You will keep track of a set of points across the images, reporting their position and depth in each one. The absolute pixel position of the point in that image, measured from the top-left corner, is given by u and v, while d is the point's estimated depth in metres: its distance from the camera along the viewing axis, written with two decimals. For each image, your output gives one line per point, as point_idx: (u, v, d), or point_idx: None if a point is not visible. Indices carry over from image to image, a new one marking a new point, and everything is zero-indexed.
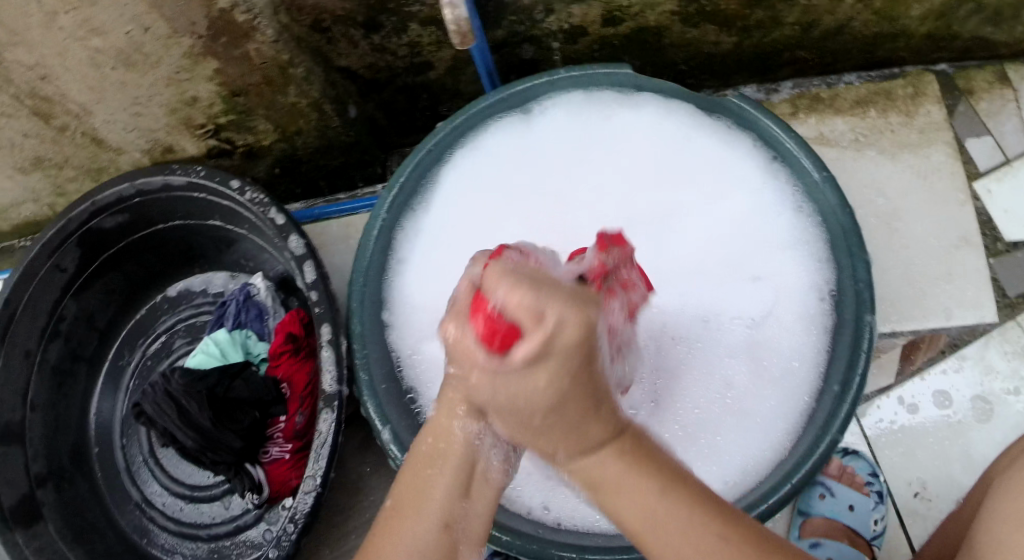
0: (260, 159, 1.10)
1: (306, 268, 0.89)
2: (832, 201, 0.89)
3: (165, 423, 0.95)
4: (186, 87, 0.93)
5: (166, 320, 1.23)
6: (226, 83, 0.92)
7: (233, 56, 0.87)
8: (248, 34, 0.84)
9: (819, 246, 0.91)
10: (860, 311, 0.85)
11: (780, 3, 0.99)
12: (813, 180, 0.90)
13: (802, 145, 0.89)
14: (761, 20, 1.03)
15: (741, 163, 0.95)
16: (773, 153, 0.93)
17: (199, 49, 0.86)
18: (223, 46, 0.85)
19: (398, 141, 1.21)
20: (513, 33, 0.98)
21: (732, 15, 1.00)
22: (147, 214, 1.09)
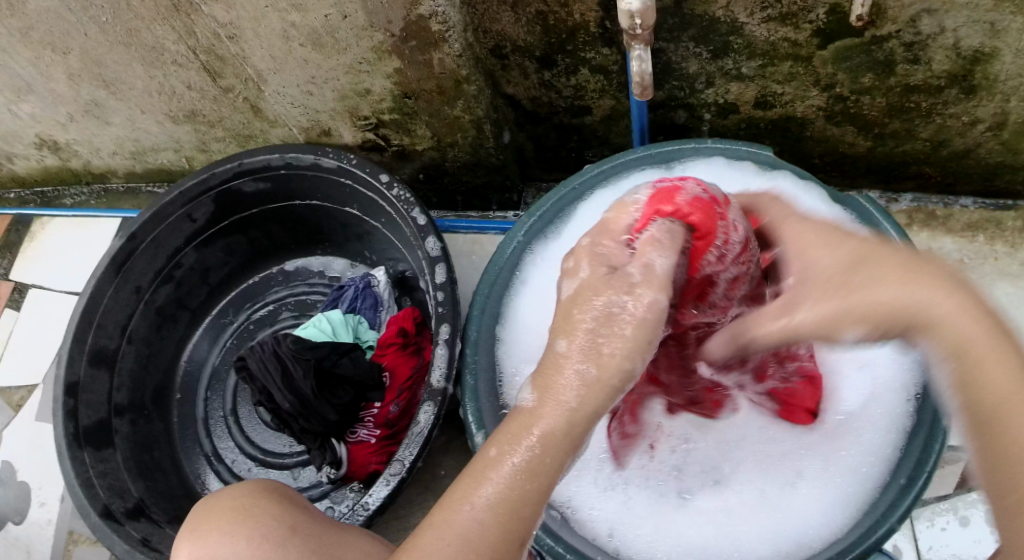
0: (410, 161, 1.17)
1: (436, 270, 0.95)
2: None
3: (265, 382, 1.02)
4: (363, 78, 1.01)
5: (278, 291, 1.28)
6: (401, 83, 1.00)
7: (416, 61, 0.96)
8: (437, 43, 0.94)
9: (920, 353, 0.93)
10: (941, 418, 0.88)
11: (919, 117, 1.08)
12: None
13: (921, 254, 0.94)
14: (898, 131, 1.12)
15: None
16: None
17: (388, 46, 0.95)
18: (411, 49, 0.95)
19: (538, 176, 1.26)
20: (672, 97, 1.10)
21: (873, 121, 1.10)
22: (291, 187, 1.15)
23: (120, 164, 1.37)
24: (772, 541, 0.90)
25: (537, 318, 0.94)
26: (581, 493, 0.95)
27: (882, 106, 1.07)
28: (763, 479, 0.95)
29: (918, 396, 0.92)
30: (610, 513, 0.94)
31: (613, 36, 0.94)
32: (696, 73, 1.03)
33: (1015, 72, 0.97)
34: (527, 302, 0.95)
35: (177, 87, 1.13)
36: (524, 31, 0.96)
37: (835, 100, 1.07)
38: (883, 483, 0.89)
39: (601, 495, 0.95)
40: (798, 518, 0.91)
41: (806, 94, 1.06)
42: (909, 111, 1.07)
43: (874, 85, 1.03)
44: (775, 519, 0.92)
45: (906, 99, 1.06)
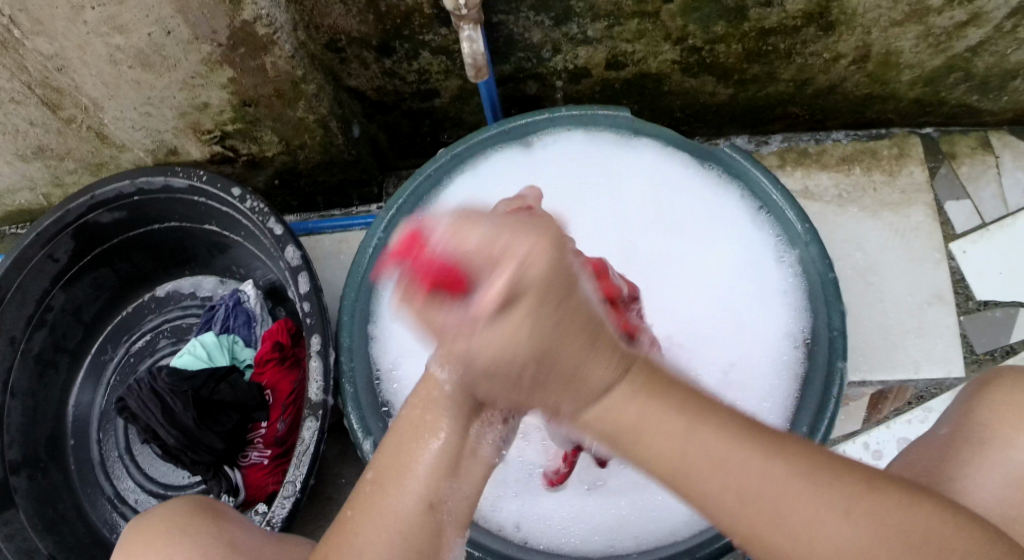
0: (262, 169, 1.15)
1: (300, 279, 0.94)
2: (811, 250, 0.93)
3: (147, 420, 0.96)
4: (200, 92, 0.97)
5: (153, 319, 1.24)
6: (239, 92, 0.97)
7: (250, 67, 0.92)
8: (267, 47, 0.89)
9: (800, 295, 0.93)
10: (833, 358, 0.88)
11: (779, 60, 1.08)
12: (797, 232, 0.94)
13: (788, 197, 0.94)
14: (758, 75, 1.12)
15: (729, 217, 1.00)
16: (760, 203, 0.98)
17: (218, 57, 0.90)
18: (242, 57, 0.90)
19: (396, 165, 1.27)
20: (520, 69, 1.11)
21: (730, 68, 1.10)
22: (145, 210, 1.13)
23: None
24: (684, 510, 0.88)
25: None
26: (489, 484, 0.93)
27: (739, 53, 1.07)
28: None
29: (805, 338, 0.91)
30: (518, 504, 0.92)
31: (448, 17, 0.91)
32: (541, 41, 1.04)
33: (873, 5, 0.97)
34: None
35: (18, 125, 1.07)
36: (357, 22, 0.93)
37: (688, 53, 1.06)
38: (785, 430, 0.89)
39: (506, 484, 0.93)
40: None
41: (657, 49, 1.05)
42: (764, 55, 1.07)
43: (727, 32, 1.02)
44: None
45: (764, 43, 1.04)
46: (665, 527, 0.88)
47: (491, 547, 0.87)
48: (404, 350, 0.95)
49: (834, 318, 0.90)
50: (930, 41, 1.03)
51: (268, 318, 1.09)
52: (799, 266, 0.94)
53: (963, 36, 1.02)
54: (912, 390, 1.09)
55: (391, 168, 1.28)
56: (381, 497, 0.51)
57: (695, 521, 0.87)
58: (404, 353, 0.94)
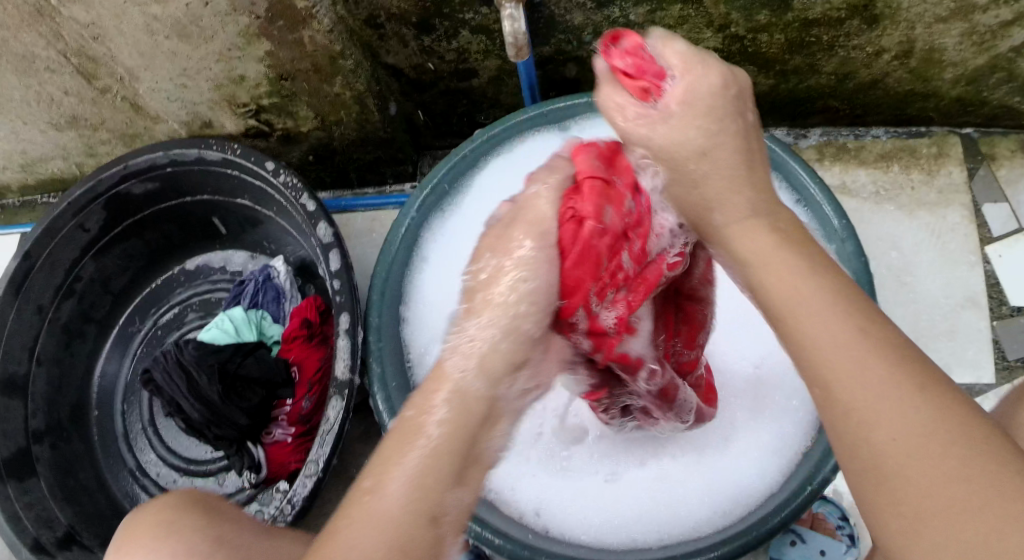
0: (296, 144, 1.15)
1: (329, 256, 0.94)
2: (849, 244, 0.92)
3: (172, 392, 0.96)
4: (235, 65, 0.97)
5: (181, 293, 1.24)
6: (276, 65, 0.97)
7: (287, 41, 0.92)
8: (305, 21, 0.89)
9: None
10: None
11: (821, 51, 1.06)
12: (834, 227, 0.94)
13: (828, 193, 0.94)
14: (799, 66, 1.10)
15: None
16: (797, 197, 0.98)
17: (255, 29, 0.90)
18: (279, 30, 0.90)
19: (430, 144, 1.27)
20: (559, 52, 1.11)
21: (772, 59, 1.09)
22: (179, 182, 1.13)
23: (12, 178, 1.32)
24: (710, 507, 0.87)
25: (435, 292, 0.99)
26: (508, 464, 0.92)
27: (781, 43, 1.05)
28: (702, 442, 0.93)
29: None
30: (541, 492, 0.91)
31: None
32: (581, 24, 1.04)
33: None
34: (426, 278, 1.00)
35: (55, 93, 1.07)
36: None
37: (730, 41, 1.06)
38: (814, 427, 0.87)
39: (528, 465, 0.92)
40: (733, 471, 0.89)
41: (699, 36, 1.05)
42: (807, 46, 1.06)
43: (770, 22, 1.01)
44: (714, 474, 0.90)
45: (806, 34, 1.03)
46: (690, 523, 0.86)
47: (511, 535, 0.83)
48: (427, 329, 0.98)
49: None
50: (974, 39, 1.01)
51: (297, 294, 1.09)
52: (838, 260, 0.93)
53: (1008, 36, 1.00)
54: None
55: (423, 147, 1.27)
56: (391, 486, 0.52)
57: (720, 517, 0.85)
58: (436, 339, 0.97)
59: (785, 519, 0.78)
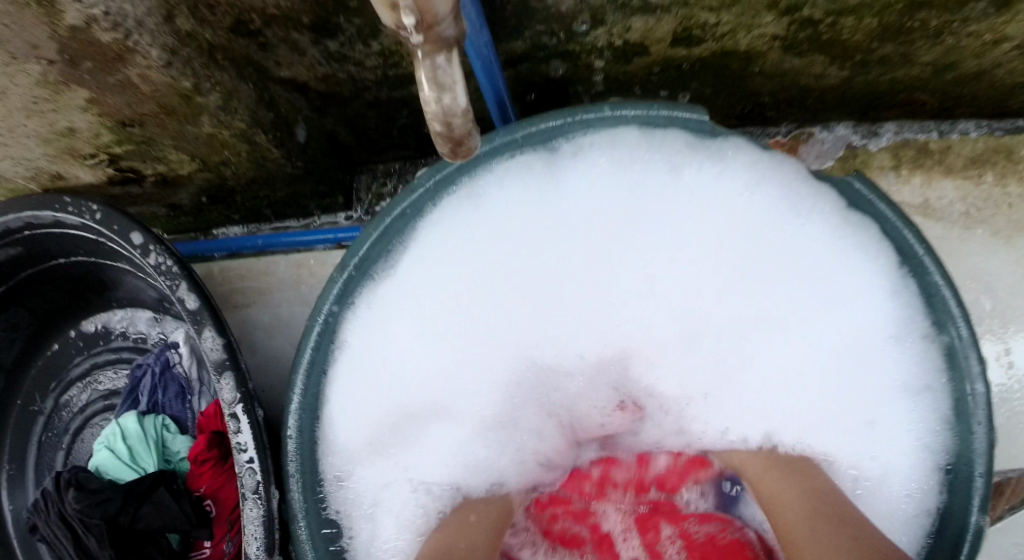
0: (180, 187, 0.87)
1: (222, 381, 0.71)
2: (966, 341, 0.67)
3: (61, 551, 0.76)
4: (54, 118, 0.69)
5: (81, 364, 1.02)
6: (107, 113, 0.69)
7: (110, 83, 0.65)
8: (123, 57, 0.62)
9: (932, 401, 0.70)
10: (969, 501, 0.66)
11: (923, 38, 0.74)
12: (946, 312, 0.68)
13: (938, 264, 0.67)
14: (889, 56, 0.78)
15: (852, 278, 0.72)
16: (899, 261, 0.70)
17: (55, 77, 0.63)
18: (91, 73, 0.63)
19: (365, 159, 0.98)
20: (539, 46, 0.80)
21: (853, 47, 0.77)
22: (45, 245, 0.89)
23: None
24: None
25: (369, 398, 0.75)
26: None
27: (872, 28, 0.73)
28: None
29: (921, 457, 0.70)
30: None
31: None
32: (573, 9, 0.73)
33: None
34: (355, 376, 0.75)
35: None
36: None
37: (798, 26, 0.74)
38: None
39: None
40: None
41: (754, 21, 0.73)
42: (907, 31, 0.73)
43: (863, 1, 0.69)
44: None
45: (910, 17, 0.71)
46: None
47: None
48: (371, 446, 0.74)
49: (978, 440, 0.66)
50: None
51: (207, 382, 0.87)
52: (945, 361, 0.69)
53: None
54: None
55: (361, 163, 0.99)
56: None
57: None
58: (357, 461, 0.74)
59: None
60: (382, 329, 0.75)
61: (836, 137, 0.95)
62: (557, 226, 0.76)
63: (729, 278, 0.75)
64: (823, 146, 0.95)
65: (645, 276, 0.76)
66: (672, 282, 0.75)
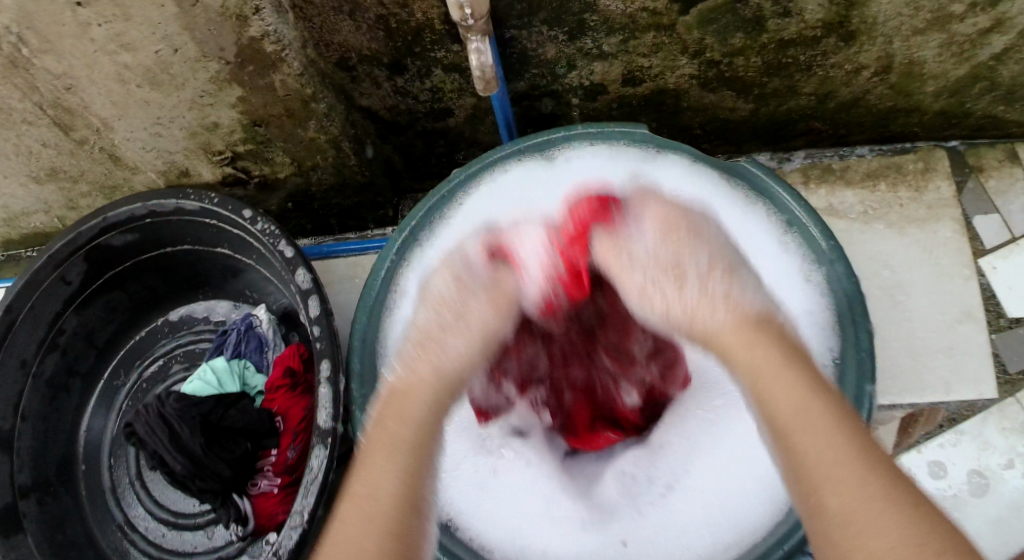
0: (274, 191, 1.16)
1: (309, 301, 0.92)
2: (838, 269, 0.89)
3: (154, 446, 0.92)
4: (209, 112, 0.96)
5: (165, 344, 1.24)
6: (249, 111, 0.96)
7: (259, 86, 0.92)
8: (275, 65, 0.89)
9: (829, 314, 0.88)
10: (861, 382, 0.83)
11: (797, 72, 1.05)
12: (822, 250, 0.91)
13: (812, 213, 0.92)
14: (778, 89, 1.10)
15: (754, 238, 0.95)
16: (788, 224, 0.94)
17: (225, 75, 0.89)
18: (250, 75, 0.90)
19: (410, 187, 1.28)
20: (535, 86, 1.12)
21: (750, 82, 1.08)
22: (160, 234, 1.13)
23: None
24: (706, 525, 0.83)
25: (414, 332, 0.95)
26: (474, 498, 0.87)
27: (759, 66, 1.04)
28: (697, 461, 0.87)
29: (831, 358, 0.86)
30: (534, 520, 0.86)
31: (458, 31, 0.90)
32: (555, 57, 1.04)
33: (893, 12, 0.92)
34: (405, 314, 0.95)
35: (32, 147, 1.06)
36: (367, 39, 0.92)
37: (706, 66, 1.05)
38: None
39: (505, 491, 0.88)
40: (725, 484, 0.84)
41: (674, 63, 1.04)
42: (783, 68, 1.05)
43: (746, 45, 1.00)
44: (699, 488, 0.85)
45: (782, 54, 1.02)
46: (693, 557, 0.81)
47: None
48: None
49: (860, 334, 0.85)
50: (953, 49, 0.98)
51: (280, 342, 1.07)
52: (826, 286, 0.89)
53: (986, 43, 0.97)
54: (946, 413, 1.05)
55: (405, 189, 1.28)
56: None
57: (722, 554, 0.80)
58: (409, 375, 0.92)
59: (790, 551, 0.76)
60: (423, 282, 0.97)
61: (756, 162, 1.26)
62: None
63: None
64: None
65: None
66: None
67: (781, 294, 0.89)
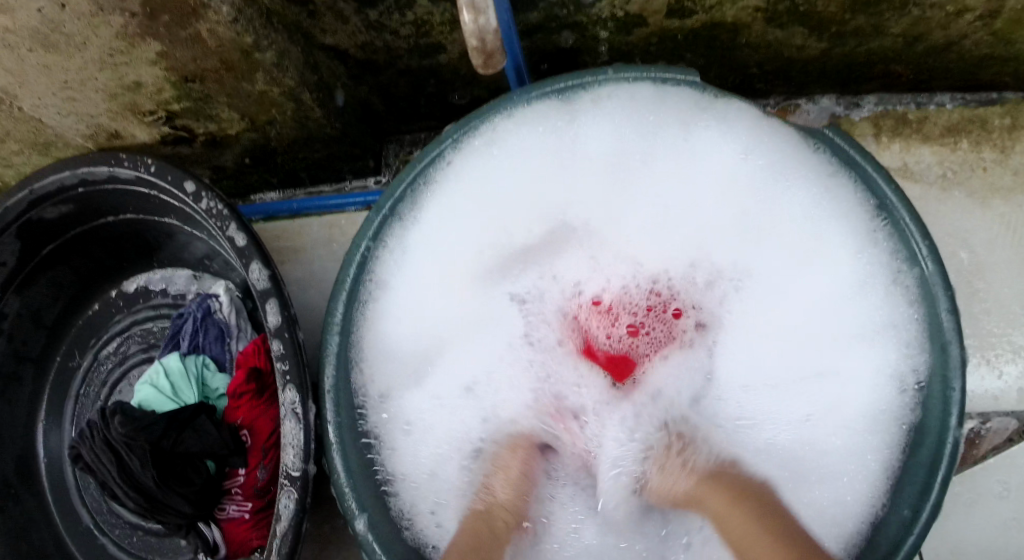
0: (227, 148, 0.94)
1: (267, 306, 0.77)
2: (933, 274, 0.72)
3: (106, 475, 0.84)
4: (124, 71, 0.79)
5: (120, 320, 1.06)
6: (173, 68, 0.78)
7: (180, 38, 0.74)
8: (197, 11, 0.70)
9: (913, 331, 0.74)
10: (945, 422, 0.70)
11: (893, 10, 0.84)
12: (914, 249, 0.73)
13: (904, 203, 0.73)
14: (862, 27, 0.87)
15: (825, 226, 0.77)
16: (872, 211, 0.75)
17: (134, 29, 0.73)
18: (166, 26, 0.72)
19: (395, 128, 1.02)
20: (551, 18, 0.89)
21: (829, 19, 0.86)
22: (96, 203, 0.96)
23: None
24: None
25: (405, 337, 0.80)
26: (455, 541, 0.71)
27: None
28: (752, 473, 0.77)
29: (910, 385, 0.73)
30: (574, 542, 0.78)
31: None
32: None
33: None
34: (390, 316, 0.80)
35: None
36: None
37: None
38: (880, 496, 0.73)
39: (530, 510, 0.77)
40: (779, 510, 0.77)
41: None
42: (875, 2, 0.83)
43: None
44: None
45: None
46: None
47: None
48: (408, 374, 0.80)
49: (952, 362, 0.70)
50: None
51: (245, 326, 0.92)
52: (915, 294, 0.73)
53: None
54: (1015, 426, 0.90)
55: (388, 132, 1.02)
56: None
57: None
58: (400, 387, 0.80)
59: None
60: (411, 275, 0.81)
61: (819, 109, 1.01)
62: (575, 184, 0.82)
63: (721, 227, 0.81)
64: (809, 117, 1.01)
65: (653, 231, 0.83)
66: (673, 232, 0.83)
67: (850, 303, 0.76)
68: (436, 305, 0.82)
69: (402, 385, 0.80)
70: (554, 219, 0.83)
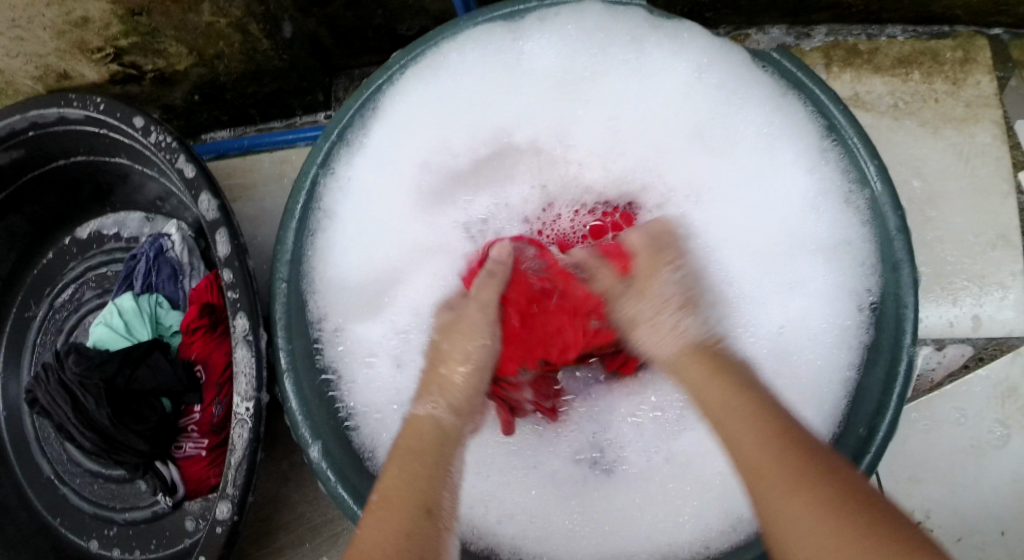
0: (176, 85, 0.93)
1: (217, 236, 0.76)
2: (883, 194, 0.73)
3: (61, 417, 0.83)
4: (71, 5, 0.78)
5: (75, 267, 1.05)
6: None
7: None
8: None
9: (865, 251, 0.74)
10: (897, 338, 0.71)
11: None
12: (863, 169, 0.74)
13: (854, 123, 0.74)
14: None
15: (779, 151, 0.77)
16: (824, 135, 0.76)
17: None
18: None
19: (346, 62, 1.00)
20: None
21: None
22: (48, 147, 0.94)
23: None
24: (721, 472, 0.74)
25: (358, 269, 0.79)
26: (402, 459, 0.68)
27: None
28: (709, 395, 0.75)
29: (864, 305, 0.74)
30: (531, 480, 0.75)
31: None
32: None
33: None
34: (342, 247, 0.79)
35: None
36: None
37: None
38: (838, 416, 0.72)
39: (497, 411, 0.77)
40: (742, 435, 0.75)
41: None
42: None
43: None
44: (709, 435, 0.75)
45: None
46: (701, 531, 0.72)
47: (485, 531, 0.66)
48: (358, 308, 0.79)
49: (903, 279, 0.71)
50: None
51: (198, 264, 0.92)
52: (867, 215, 0.74)
53: None
54: (970, 351, 0.91)
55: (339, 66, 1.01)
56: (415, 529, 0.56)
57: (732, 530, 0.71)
58: (352, 321, 0.78)
59: None
60: (362, 206, 0.80)
61: (771, 38, 1.02)
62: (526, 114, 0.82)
63: (674, 154, 0.81)
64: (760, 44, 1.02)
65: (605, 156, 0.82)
66: (622, 161, 0.82)
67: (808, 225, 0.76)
68: (389, 238, 0.80)
69: (351, 320, 0.78)
70: (505, 148, 0.82)
